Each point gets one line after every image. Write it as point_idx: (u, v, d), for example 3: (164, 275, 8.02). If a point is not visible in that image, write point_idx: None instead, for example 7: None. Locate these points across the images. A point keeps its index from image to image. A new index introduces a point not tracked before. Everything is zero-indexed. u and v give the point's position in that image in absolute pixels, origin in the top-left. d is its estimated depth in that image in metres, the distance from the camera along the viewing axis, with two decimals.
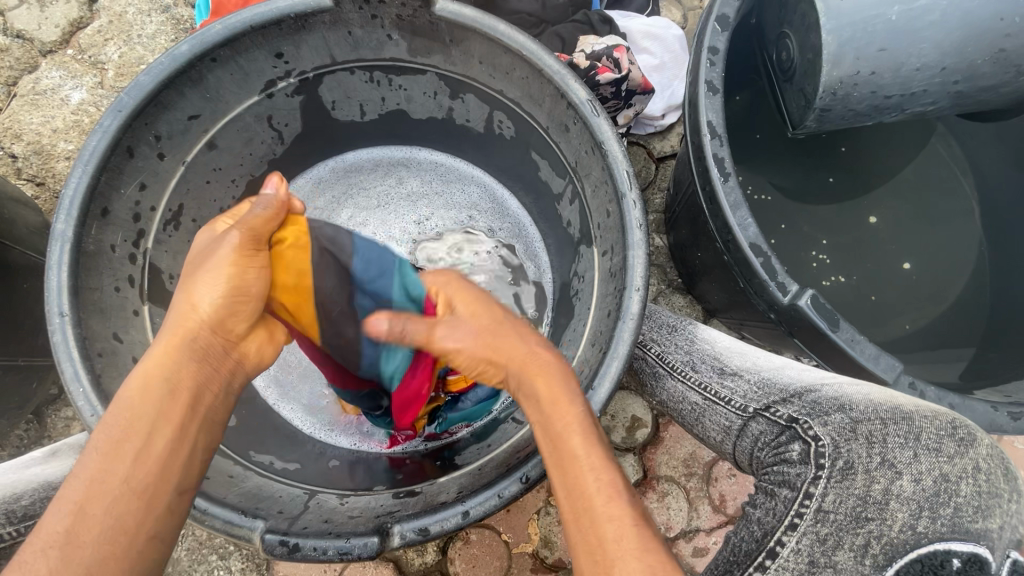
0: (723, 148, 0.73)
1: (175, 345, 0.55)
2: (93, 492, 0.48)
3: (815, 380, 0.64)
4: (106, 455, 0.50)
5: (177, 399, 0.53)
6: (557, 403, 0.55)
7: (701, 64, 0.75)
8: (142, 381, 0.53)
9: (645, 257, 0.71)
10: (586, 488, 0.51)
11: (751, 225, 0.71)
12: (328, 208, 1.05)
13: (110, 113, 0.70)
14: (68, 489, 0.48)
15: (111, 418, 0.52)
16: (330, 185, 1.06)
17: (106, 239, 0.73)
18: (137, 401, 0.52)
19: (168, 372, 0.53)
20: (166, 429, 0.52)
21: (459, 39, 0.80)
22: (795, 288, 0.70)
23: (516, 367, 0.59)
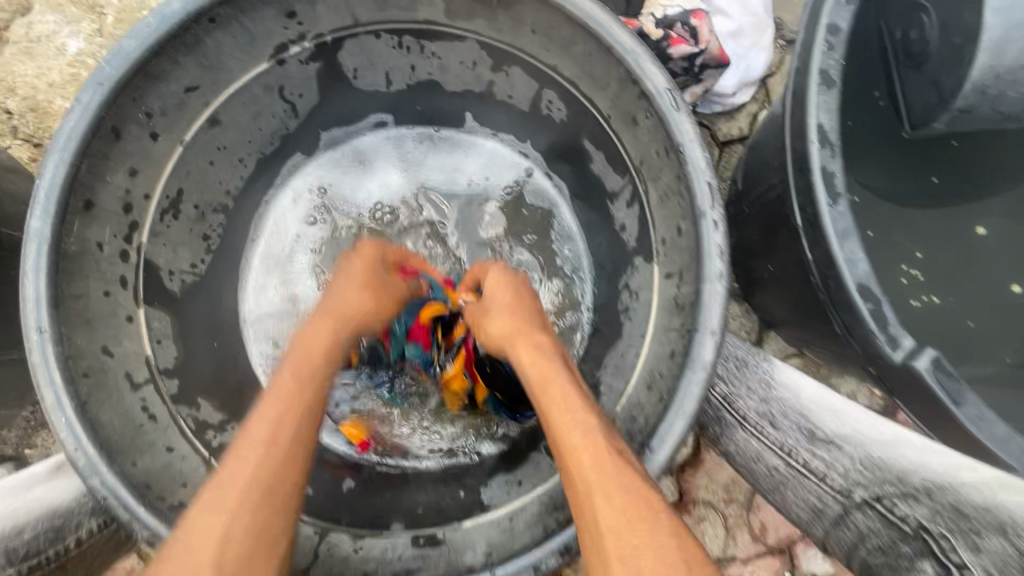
0: (834, 159, 0.58)
1: (316, 341, 0.63)
2: (297, 393, 0.58)
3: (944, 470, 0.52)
4: (272, 421, 0.55)
5: (330, 357, 0.63)
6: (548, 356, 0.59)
7: (816, 45, 0.59)
8: (297, 359, 0.61)
9: (725, 294, 0.58)
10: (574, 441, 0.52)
11: (861, 261, 0.57)
12: (367, 179, 0.91)
13: (89, 86, 0.58)
14: (250, 431, 0.54)
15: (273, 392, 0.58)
16: (363, 156, 0.91)
17: (92, 237, 0.63)
18: (303, 374, 0.59)
19: (317, 343, 0.63)
20: (321, 383, 0.60)
21: (509, 2, 0.65)
22: (910, 344, 0.56)
23: (503, 326, 0.62)
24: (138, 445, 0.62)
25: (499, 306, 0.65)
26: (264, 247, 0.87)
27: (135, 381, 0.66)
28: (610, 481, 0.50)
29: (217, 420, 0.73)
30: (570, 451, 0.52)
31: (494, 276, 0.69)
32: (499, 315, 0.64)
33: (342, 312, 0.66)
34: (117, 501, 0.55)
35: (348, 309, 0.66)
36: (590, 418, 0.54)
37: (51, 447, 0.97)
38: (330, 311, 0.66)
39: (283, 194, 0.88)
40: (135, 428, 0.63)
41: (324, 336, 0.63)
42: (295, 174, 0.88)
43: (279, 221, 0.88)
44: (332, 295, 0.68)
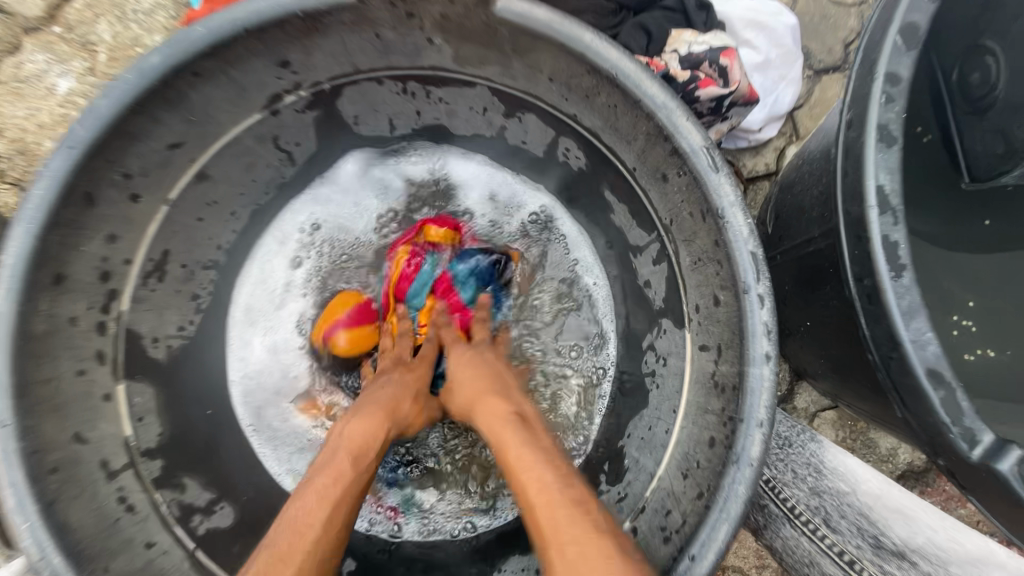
0: (897, 227, 0.51)
1: (357, 444, 0.56)
2: (340, 494, 0.51)
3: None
4: (318, 513, 0.49)
5: (378, 460, 0.57)
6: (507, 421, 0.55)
7: (873, 97, 0.52)
8: (341, 449, 0.55)
9: (773, 380, 0.51)
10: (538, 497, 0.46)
11: (932, 344, 0.50)
12: (356, 216, 0.83)
13: (59, 151, 0.53)
14: (279, 534, 0.47)
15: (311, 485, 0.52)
16: (345, 192, 0.82)
17: (64, 312, 0.57)
18: (346, 467, 0.53)
19: (356, 439, 0.56)
20: (360, 484, 0.53)
21: (524, 49, 0.58)
22: (992, 442, 0.49)
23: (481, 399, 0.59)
24: (113, 545, 0.56)
25: (469, 377, 0.63)
26: (249, 299, 0.79)
27: (112, 468, 0.59)
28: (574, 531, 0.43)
29: (204, 501, 0.67)
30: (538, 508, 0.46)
31: (459, 355, 0.68)
32: (473, 391, 0.61)
33: (391, 407, 0.61)
34: None
35: (399, 408, 0.62)
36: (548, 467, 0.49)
37: None
38: (373, 400, 0.61)
39: (261, 245, 0.80)
40: (109, 526, 0.56)
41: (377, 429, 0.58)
42: (271, 222, 0.80)
43: (264, 269, 0.80)
44: (378, 387, 0.64)
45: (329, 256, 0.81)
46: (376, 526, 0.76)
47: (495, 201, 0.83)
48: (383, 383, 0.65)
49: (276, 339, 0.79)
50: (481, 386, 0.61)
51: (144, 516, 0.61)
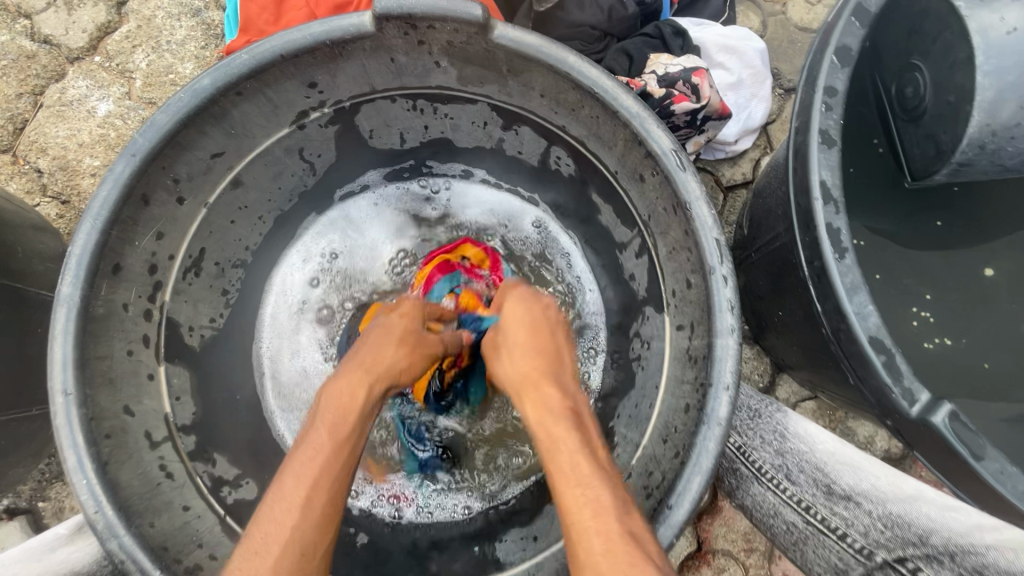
0: (839, 216, 0.60)
1: (351, 398, 0.57)
2: (332, 456, 0.52)
3: (967, 531, 0.49)
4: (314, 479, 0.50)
5: (365, 419, 0.57)
6: (540, 403, 0.57)
7: (815, 107, 0.62)
8: (340, 402, 0.56)
9: (737, 348, 0.59)
10: (566, 472, 0.50)
11: (872, 315, 0.58)
12: (368, 237, 0.93)
13: (122, 158, 0.62)
14: (284, 489, 0.50)
15: (312, 443, 0.53)
16: (358, 216, 0.93)
17: (119, 298, 0.65)
18: (342, 415, 0.55)
19: (351, 395, 0.57)
20: (355, 441, 0.55)
21: (519, 70, 0.68)
22: (927, 398, 0.56)
23: (518, 364, 0.61)
24: (156, 505, 0.63)
25: (511, 341, 0.64)
26: (274, 311, 0.88)
27: (154, 439, 0.67)
28: (601, 507, 0.48)
29: (232, 475, 0.74)
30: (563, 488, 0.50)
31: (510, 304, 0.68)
32: (514, 358, 0.62)
33: (376, 367, 0.60)
34: (135, 565, 0.56)
35: (381, 363, 0.61)
36: (576, 445, 0.52)
37: (64, 501, 0.97)
38: (371, 361, 0.61)
39: (282, 264, 0.89)
40: (153, 488, 0.63)
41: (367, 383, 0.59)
42: (292, 242, 0.90)
43: (286, 284, 0.89)
44: (372, 344, 0.63)
45: (345, 273, 0.92)
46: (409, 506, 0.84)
47: (492, 223, 0.95)
48: (374, 336, 0.65)
49: (297, 348, 0.88)
50: (518, 355, 0.62)
51: (180, 484, 0.68)
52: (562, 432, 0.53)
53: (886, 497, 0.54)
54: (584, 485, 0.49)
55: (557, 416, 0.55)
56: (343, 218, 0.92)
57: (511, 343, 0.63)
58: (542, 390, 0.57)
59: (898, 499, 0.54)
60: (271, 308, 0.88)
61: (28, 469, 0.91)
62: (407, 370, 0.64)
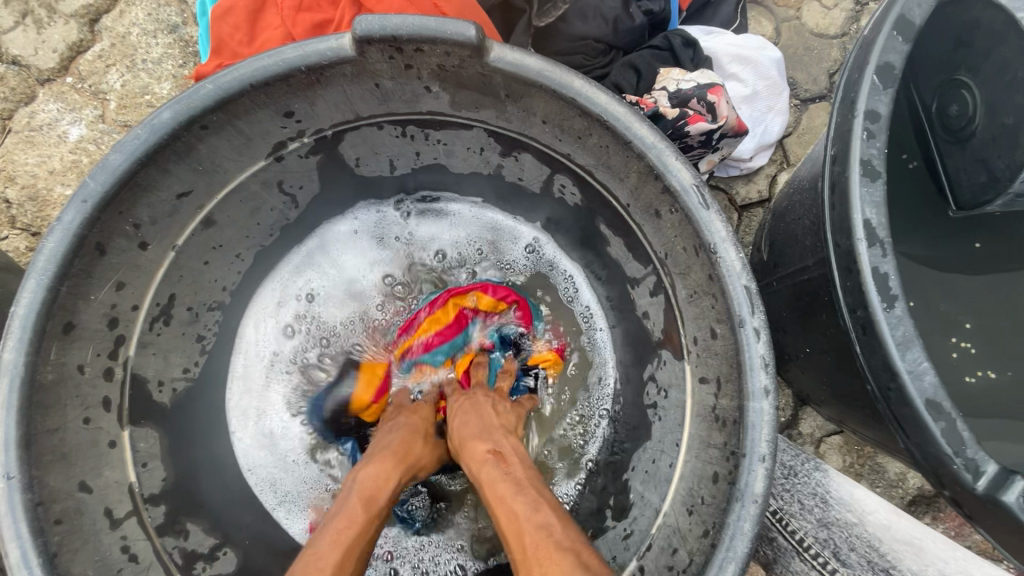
0: (887, 259, 0.52)
1: (373, 488, 0.58)
2: (351, 541, 0.52)
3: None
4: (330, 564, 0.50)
5: (387, 507, 0.59)
6: (506, 489, 0.54)
7: (855, 134, 0.54)
8: (363, 489, 0.57)
9: (773, 413, 0.51)
10: (539, 557, 0.47)
11: (928, 373, 0.50)
12: (353, 266, 0.85)
13: (71, 205, 0.55)
14: (297, 574, 0.48)
15: (330, 529, 0.53)
16: (336, 251, 0.85)
17: (73, 360, 0.58)
18: (366, 504, 0.56)
19: (373, 481, 0.58)
20: (371, 531, 0.55)
21: (518, 94, 0.61)
22: (994, 471, 0.48)
23: (469, 440, 0.61)
24: None
25: (471, 420, 0.64)
26: (250, 358, 0.80)
27: (117, 516, 0.60)
28: None
29: (207, 546, 0.67)
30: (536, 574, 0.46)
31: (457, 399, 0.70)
32: (470, 435, 0.62)
33: (406, 458, 0.62)
34: None
35: (411, 454, 0.63)
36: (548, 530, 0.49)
37: None
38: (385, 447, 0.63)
39: (254, 305, 0.81)
40: None
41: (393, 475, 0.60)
42: (269, 279, 0.82)
43: (262, 327, 0.81)
44: (387, 436, 0.66)
45: (323, 322, 0.83)
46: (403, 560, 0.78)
47: (485, 250, 0.86)
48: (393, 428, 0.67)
49: (278, 396, 0.80)
50: (475, 434, 0.62)
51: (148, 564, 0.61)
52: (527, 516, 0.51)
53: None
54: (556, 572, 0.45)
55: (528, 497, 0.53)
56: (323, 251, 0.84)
57: (475, 424, 0.64)
58: (492, 468, 0.57)
59: None
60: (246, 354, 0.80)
61: None
62: (422, 463, 0.65)
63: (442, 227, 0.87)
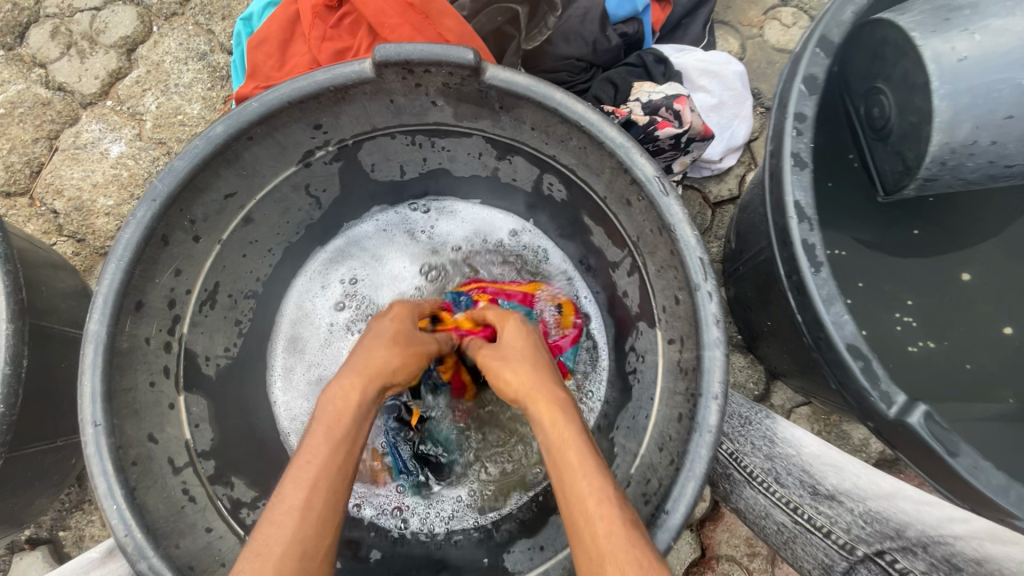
0: (813, 232, 0.64)
1: (346, 402, 0.60)
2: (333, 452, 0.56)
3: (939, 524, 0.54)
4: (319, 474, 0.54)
5: (364, 415, 0.60)
6: (555, 413, 0.58)
7: (786, 132, 0.66)
8: (337, 402, 0.59)
9: (724, 359, 0.62)
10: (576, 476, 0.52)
11: (848, 323, 0.62)
12: (378, 258, 0.98)
13: (143, 203, 0.66)
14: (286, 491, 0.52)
15: (312, 440, 0.56)
16: (369, 243, 0.98)
17: (141, 333, 0.69)
18: (338, 416, 0.58)
19: (358, 397, 0.60)
20: (354, 441, 0.58)
21: (510, 106, 0.73)
22: (903, 400, 0.60)
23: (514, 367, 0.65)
24: (181, 528, 0.66)
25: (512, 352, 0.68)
26: (288, 337, 0.93)
27: (177, 465, 0.70)
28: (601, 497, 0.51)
29: (249, 497, 0.77)
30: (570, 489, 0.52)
31: (512, 329, 0.72)
32: (517, 364, 0.65)
33: (370, 368, 0.63)
34: None
35: (387, 370, 0.64)
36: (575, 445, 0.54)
37: (84, 529, 1.00)
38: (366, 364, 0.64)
39: (299, 292, 0.95)
40: (177, 511, 0.67)
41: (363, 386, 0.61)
42: (304, 270, 0.96)
43: (299, 311, 0.94)
44: (365, 350, 0.67)
45: (366, 297, 0.96)
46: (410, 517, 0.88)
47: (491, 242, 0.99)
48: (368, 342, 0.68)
49: (311, 370, 0.92)
50: (525, 364, 0.65)
51: (203, 506, 0.71)
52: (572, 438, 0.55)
53: (866, 495, 0.58)
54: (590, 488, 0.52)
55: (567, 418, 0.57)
56: (351, 245, 0.97)
57: (514, 355, 0.67)
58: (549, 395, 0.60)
59: (878, 497, 0.58)
60: (285, 333, 0.93)
61: (51, 500, 0.95)
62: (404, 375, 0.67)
63: (453, 225, 0.99)
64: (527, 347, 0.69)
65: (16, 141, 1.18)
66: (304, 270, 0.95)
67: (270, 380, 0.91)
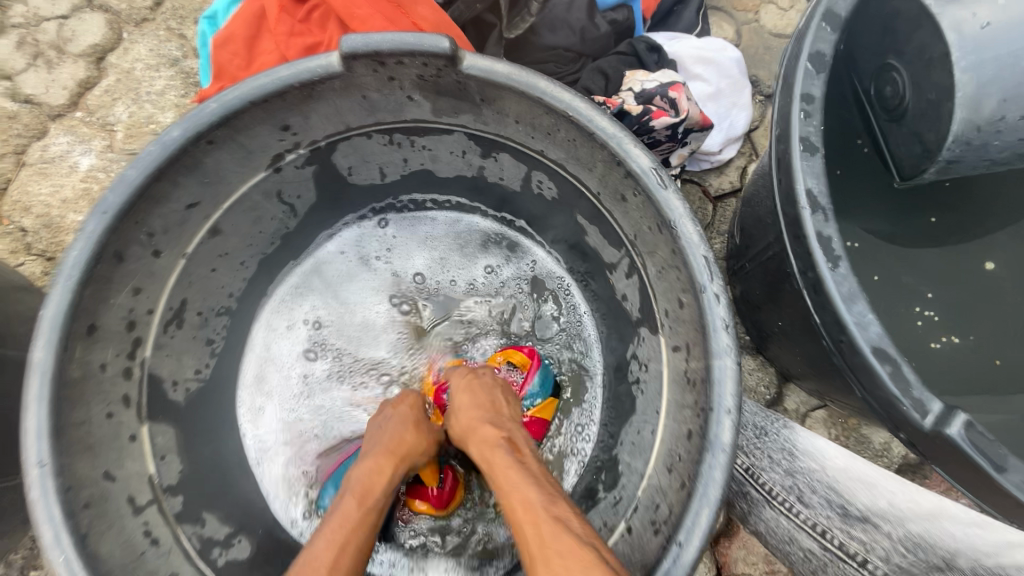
0: (828, 223, 0.58)
1: (364, 487, 0.61)
2: (346, 537, 0.56)
3: (991, 552, 0.47)
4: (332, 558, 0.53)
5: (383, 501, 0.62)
6: (520, 467, 0.56)
7: (793, 114, 0.60)
8: (362, 482, 0.62)
9: (736, 368, 0.56)
10: (545, 534, 0.49)
11: (872, 323, 0.56)
12: (356, 272, 0.92)
13: (92, 217, 0.61)
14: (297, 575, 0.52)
15: (325, 528, 0.57)
16: (329, 269, 0.91)
17: (96, 359, 0.63)
18: (355, 503, 0.59)
19: (372, 482, 0.62)
20: (366, 527, 0.58)
21: (491, 97, 0.67)
22: (939, 407, 0.53)
23: (476, 425, 0.65)
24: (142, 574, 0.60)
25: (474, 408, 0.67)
26: (258, 359, 0.86)
27: (138, 504, 0.64)
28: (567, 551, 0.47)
29: (223, 534, 0.71)
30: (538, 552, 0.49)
31: (461, 381, 0.73)
32: (478, 420, 0.65)
33: (397, 451, 0.65)
34: None
35: (403, 449, 0.66)
36: (546, 500, 0.52)
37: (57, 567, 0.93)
38: (381, 445, 0.66)
39: (256, 329, 0.87)
40: (138, 555, 0.61)
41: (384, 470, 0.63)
42: (277, 284, 0.89)
43: (270, 331, 0.87)
44: (377, 435, 0.69)
45: (335, 342, 0.87)
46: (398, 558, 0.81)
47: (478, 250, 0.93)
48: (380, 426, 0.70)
49: (285, 395, 0.85)
50: (483, 419, 0.65)
51: (169, 547, 0.65)
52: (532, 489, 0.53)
53: (905, 516, 0.52)
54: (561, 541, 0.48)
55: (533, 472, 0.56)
56: (327, 257, 0.91)
57: (473, 411, 0.67)
58: (501, 448, 0.59)
59: (918, 517, 0.51)
60: (254, 354, 0.86)
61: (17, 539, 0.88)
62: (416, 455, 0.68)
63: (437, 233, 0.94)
64: (499, 408, 0.68)
65: None
66: (276, 284, 0.89)
67: (237, 407, 0.83)
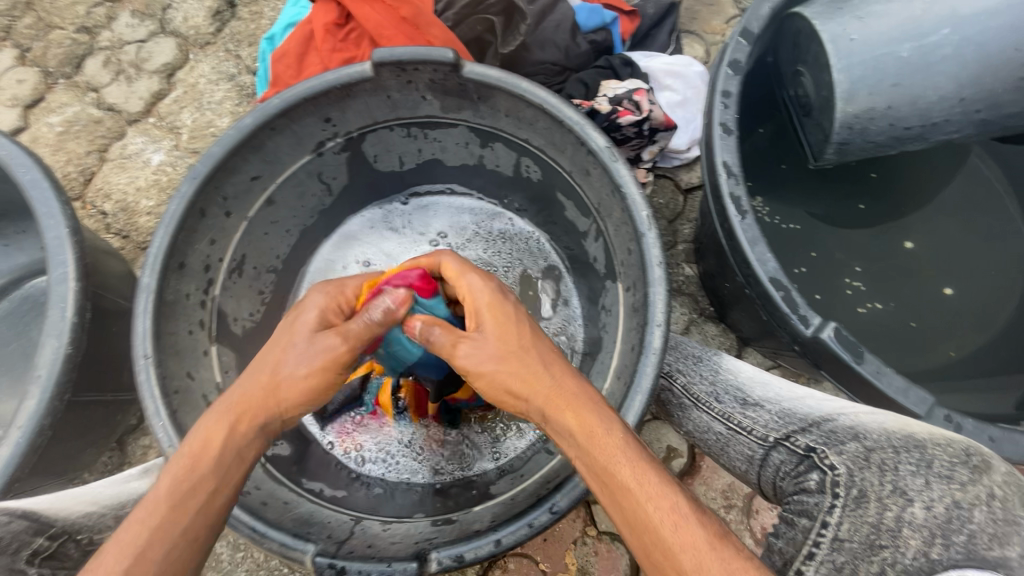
0: (739, 186, 0.76)
1: (214, 432, 0.59)
2: (185, 490, 0.56)
3: (831, 410, 0.67)
4: (170, 506, 0.55)
5: (231, 451, 0.60)
6: (597, 433, 0.55)
7: (715, 106, 0.79)
8: (204, 437, 0.59)
9: (665, 294, 0.74)
10: (650, 509, 0.51)
11: (770, 260, 0.73)
12: (381, 244, 1.13)
13: (186, 180, 0.81)
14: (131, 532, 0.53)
15: (169, 472, 0.57)
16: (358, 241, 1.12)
17: (182, 289, 0.83)
18: (195, 458, 0.58)
19: (228, 437, 0.60)
20: (221, 480, 0.58)
21: (486, 96, 0.87)
22: (818, 321, 0.70)
23: (484, 360, 0.61)
24: None
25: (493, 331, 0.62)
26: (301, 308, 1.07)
27: (209, 401, 0.83)
28: (678, 529, 0.50)
29: None
30: (648, 524, 0.51)
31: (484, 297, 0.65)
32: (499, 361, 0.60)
33: (241, 404, 0.61)
34: None
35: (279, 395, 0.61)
36: (641, 469, 0.54)
37: None
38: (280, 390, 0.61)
39: (300, 285, 1.08)
40: None
41: (232, 424, 0.60)
42: (317, 251, 1.10)
43: (311, 287, 1.08)
44: (278, 363, 0.62)
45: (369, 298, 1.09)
46: (374, 465, 0.96)
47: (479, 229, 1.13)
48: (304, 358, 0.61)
49: None
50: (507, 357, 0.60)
51: None
52: (618, 456, 0.54)
53: (781, 399, 0.73)
54: (670, 517, 0.51)
55: (607, 427, 0.56)
56: (358, 231, 1.12)
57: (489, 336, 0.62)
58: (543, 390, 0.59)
59: (793, 400, 0.73)
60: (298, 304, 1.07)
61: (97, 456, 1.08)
62: (303, 400, 0.62)
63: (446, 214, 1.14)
64: (507, 332, 0.62)
65: (73, 154, 1.37)
66: (316, 251, 1.10)
67: None
